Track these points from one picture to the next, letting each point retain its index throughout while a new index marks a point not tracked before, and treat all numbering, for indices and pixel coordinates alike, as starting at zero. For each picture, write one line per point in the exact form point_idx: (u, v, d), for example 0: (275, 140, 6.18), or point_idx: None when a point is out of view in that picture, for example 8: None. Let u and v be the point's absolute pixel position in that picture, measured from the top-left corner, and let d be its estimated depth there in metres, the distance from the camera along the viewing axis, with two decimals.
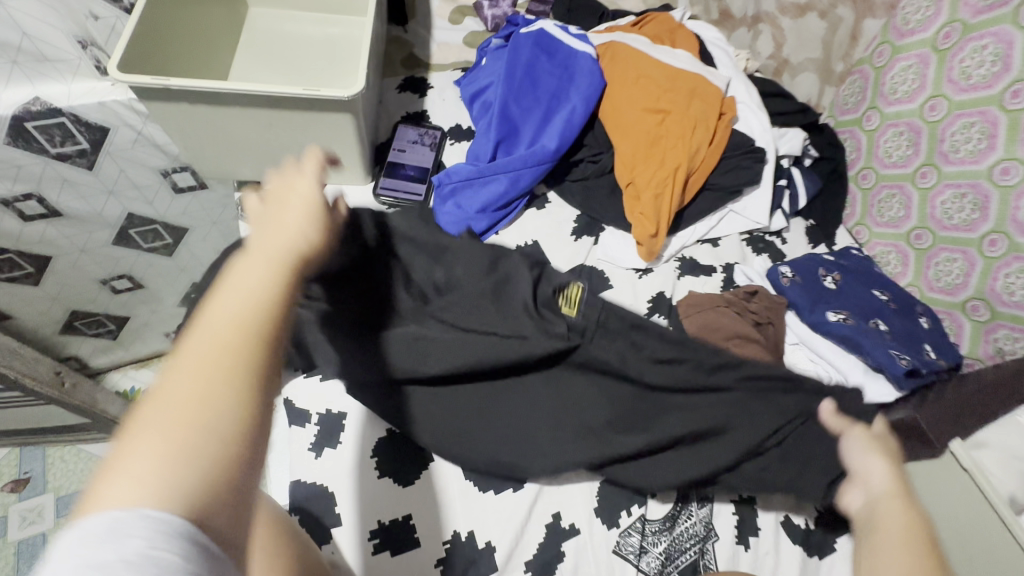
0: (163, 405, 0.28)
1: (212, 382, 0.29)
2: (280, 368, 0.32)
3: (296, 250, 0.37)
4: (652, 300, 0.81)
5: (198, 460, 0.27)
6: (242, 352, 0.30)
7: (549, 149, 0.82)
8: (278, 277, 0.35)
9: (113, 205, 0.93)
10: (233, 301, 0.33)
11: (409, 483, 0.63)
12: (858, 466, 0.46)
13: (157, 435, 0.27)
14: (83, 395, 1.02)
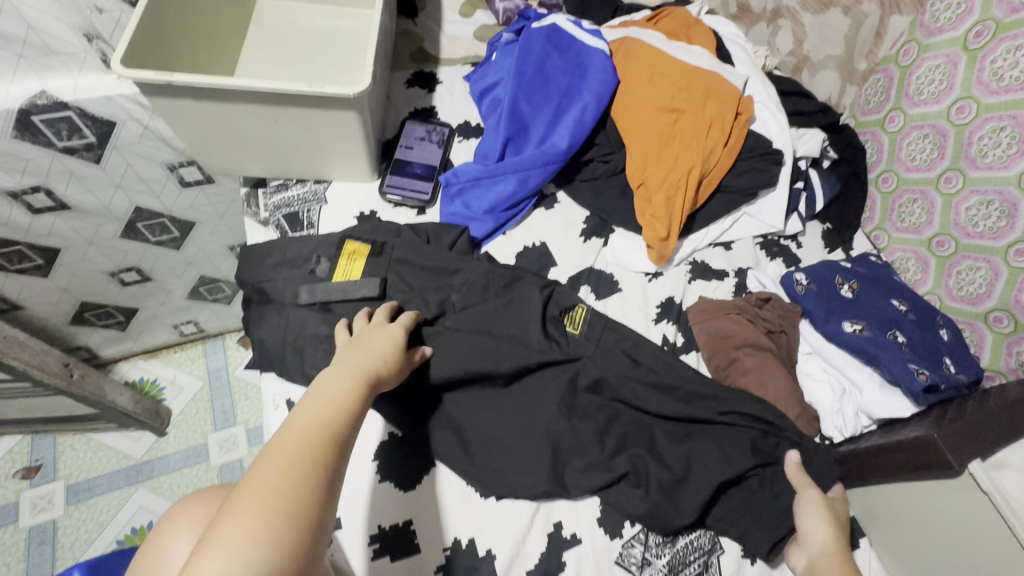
0: (250, 495, 0.40)
1: (287, 482, 0.41)
2: (340, 477, 0.44)
3: (358, 389, 0.51)
4: (661, 305, 0.79)
5: (276, 540, 0.38)
6: (318, 460, 0.43)
7: (559, 148, 0.81)
8: (342, 409, 0.48)
9: (121, 198, 0.93)
10: (317, 420, 0.46)
11: (411, 488, 0.62)
12: (807, 528, 0.58)
13: (249, 517, 0.39)
14: (92, 385, 1.03)
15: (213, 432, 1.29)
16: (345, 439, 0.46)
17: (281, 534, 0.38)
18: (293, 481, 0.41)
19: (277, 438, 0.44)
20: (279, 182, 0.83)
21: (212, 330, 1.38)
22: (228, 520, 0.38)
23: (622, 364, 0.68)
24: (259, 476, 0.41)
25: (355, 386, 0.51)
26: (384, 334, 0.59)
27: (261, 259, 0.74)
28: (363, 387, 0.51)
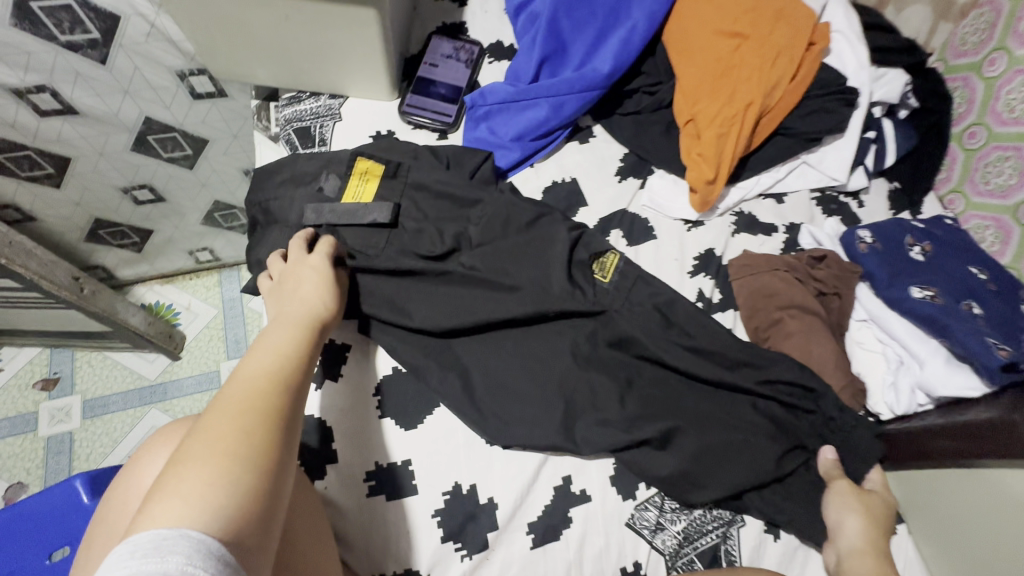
0: (201, 448, 0.38)
1: (241, 431, 0.40)
2: (295, 427, 0.44)
3: (303, 340, 0.50)
4: (698, 258, 0.71)
5: (234, 484, 0.37)
6: (269, 409, 0.42)
7: (600, 72, 0.71)
8: (290, 360, 0.47)
9: (130, 106, 0.88)
10: (264, 373, 0.45)
11: (412, 427, 0.58)
12: (834, 520, 0.54)
13: (201, 468, 0.37)
14: (104, 302, 1.01)
15: (225, 360, 1.29)
16: (296, 389, 0.46)
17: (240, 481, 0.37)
18: (246, 430, 0.40)
19: (224, 395, 0.43)
20: (291, 95, 0.77)
21: (228, 259, 1.35)
22: (176, 473, 0.36)
23: (651, 319, 0.61)
24: (209, 429, 0.40)
25: (300, 339, 0.50)
26: (315, 270, 0.56)
27: (267, 174, 0.69)
28: (306, 338, 0.50)
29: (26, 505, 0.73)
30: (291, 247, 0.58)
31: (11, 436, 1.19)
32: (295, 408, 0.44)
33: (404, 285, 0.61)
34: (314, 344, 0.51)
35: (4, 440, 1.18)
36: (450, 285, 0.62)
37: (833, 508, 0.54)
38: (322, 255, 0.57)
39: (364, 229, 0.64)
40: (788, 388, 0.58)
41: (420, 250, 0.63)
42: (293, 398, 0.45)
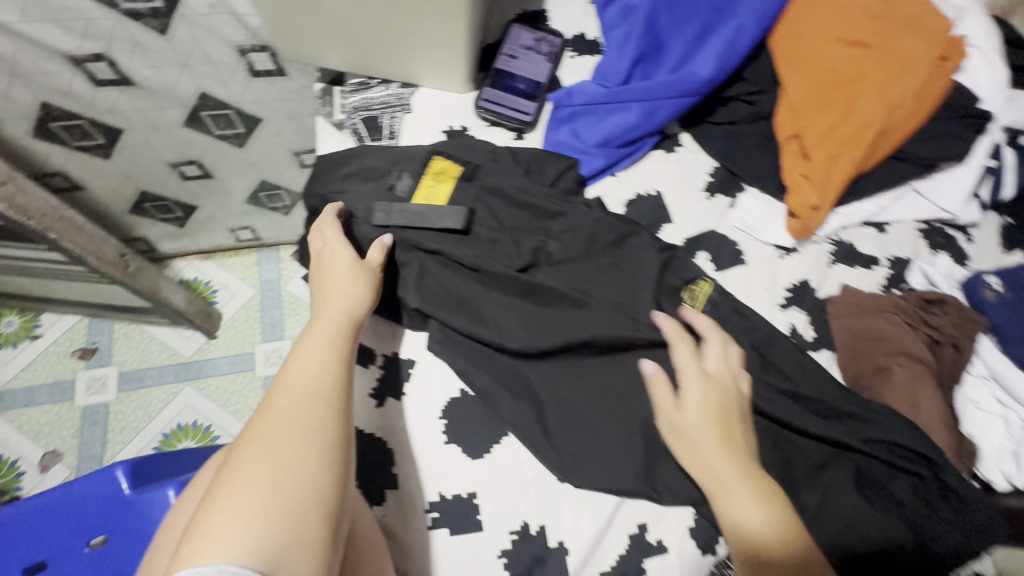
0: (236, 477, 0.39)
1: (273, 456, 0.40)
2: (332, 441, 0.43)
3: (335, 347, 0.49)
4: (791, 289, 0.65)
5: (266, 513, 0.37)
6: (299, 428, 0.42)
7: (700, 78, 0.65)
8: (322, 370, 0.47)
9: (186, 80, 0.84)
10: (296, 388, 0.45)
11: (480, 457, 0.54)
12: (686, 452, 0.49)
13: (237, 501, 0.38)
14: (147, 280, 0.99)
15: (261, 342, 1.27)
16: (329, 399, 0.45)
17: (277, 507, 0.38)
18: (277, 455, 0.40)
19: (259, 416, 0.43)
20: (359, 81, 0.72)
21: (269, 240, 1.32)
22: (214, 505, 0.38)
23: (748, 360, 0.56)
24: (242, 455, 0.40)
25: (334, 344, 0.49)
26: (341, 262, 0.54)
27: (331, 166, 0.64)
28: (339, 343, 0.49)
29: (63, 492, 0.70)
30: (310, 238, 0.58)
31: (49, 403, 1.19)
32: (333, 420, 0.44)
33: (481, 302, 0.57)
34: (349, 348, 0.50)
35: (41, 406, 1.18)
36: (527, 305, 0.57)
37: (680, 454, 0.50)
38: (345, 246, 0.55)
39: (436, 234, 0.59)
40: (898, 450, 0.52)
41: (494, 262, 0.57)
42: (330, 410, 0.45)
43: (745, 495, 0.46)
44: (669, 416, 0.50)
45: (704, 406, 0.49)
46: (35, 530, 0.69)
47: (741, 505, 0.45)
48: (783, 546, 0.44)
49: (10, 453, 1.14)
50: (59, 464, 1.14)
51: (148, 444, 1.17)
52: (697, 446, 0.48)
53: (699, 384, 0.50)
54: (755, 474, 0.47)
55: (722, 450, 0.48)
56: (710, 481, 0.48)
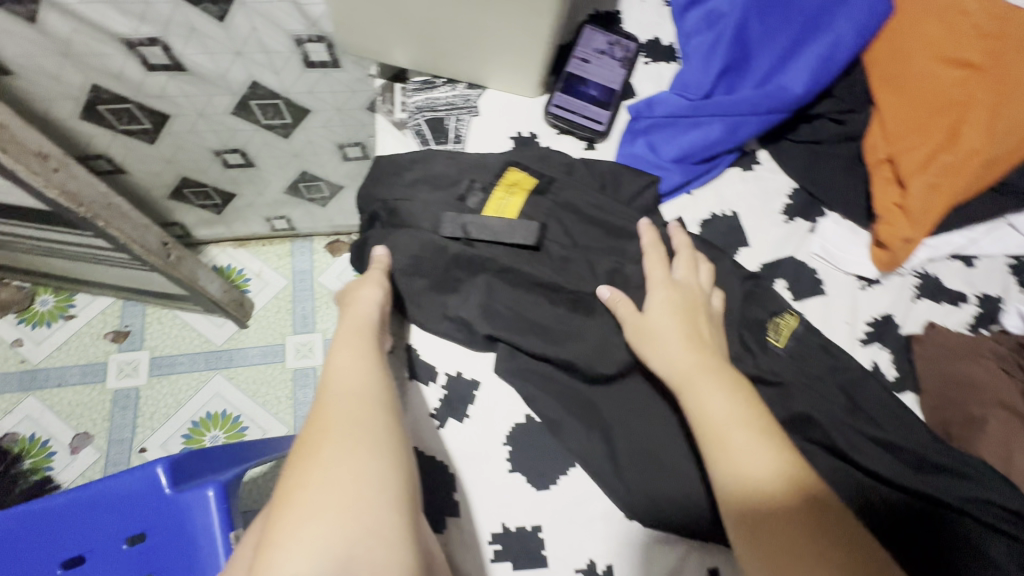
0: (293, 486, 0.40)
1: (323, 460, 0.40)
2: (378, 433, 0.43)
3: (367, 346, 0.49)
4: (872, 324, 0.61)
5: (328, 514, 0.38)
6: (342, 428, 0.42)
7: (792, 94, 0.61)
8: (358, 370, 0.47)
9: (239, 67, 0.81)
10: (334, 392, 0.45)
11: (546, 489, 0.52)
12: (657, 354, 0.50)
13: (295, 511, 0.38)
14: (186, 269, 0.97)
15: (291, 334, 1.25)
16: (368, 396, 0.45)
17: (337, 512, 0.38)
18: (326, 458, 0.40)
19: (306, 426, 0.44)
20: (423, 80, 0.69)
21: (303, 230, 1.31)
22: (278, 518, 0.38)
23: (838, 403, 0.53)
24: (294, 465, 0.41)
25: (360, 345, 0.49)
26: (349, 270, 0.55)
27: (395, 170, 0.61)
28: (368, 341, 0.50)
29: (105, 487, 0.69)
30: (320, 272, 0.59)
31: (80, 384, 1.18)
32: (373, 413, 0.44)
33: (552, 323, 0.54)
34: (377, 343, 0.50)
35: (72, 386, 1.18)
36: (600, 329, 0.54)
37: (648, 355, 0.51)
38: None
39: (507, 249, 0.56)
40: (1000, 511, 0.49)
41: (569, 284, 0.55)
42: (369, 404, 0.45)
43: (715, 386, 0.47)
44: (634, 320, 0.52)
45: (673, 311, 0.51)
46: (76, 524, 0.68)
47: (712, 396, 0.46)
48: (747, 433, 0.45)
49: (41, 432, 1.14)
50: (89, 447, 1.14)
51: (178, 430, 1.17)
52: (663, 344, 0.50)
53: (669, 291, 0.53)
54: (719, 367, 0.48)
55: (689, 349, 0.49)
56: (674, 374, 0.49)
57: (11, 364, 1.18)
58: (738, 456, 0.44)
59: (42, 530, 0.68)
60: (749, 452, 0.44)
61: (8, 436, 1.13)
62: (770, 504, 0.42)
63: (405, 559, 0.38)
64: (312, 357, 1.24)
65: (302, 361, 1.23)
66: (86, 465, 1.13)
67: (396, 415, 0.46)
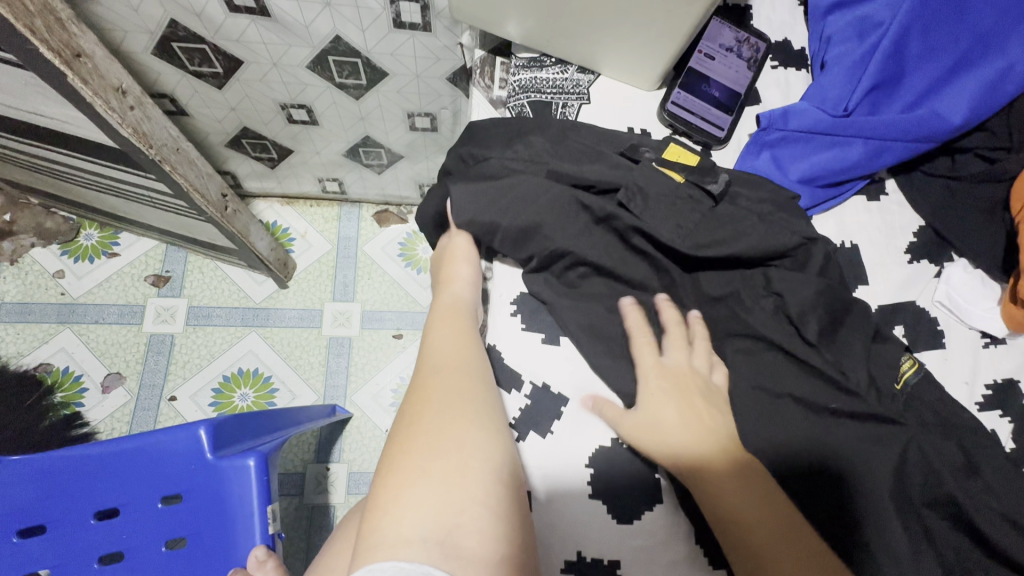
0: (393, 450, 0.38)
1: (425, 425, 0.39)
2: (478, 407, 0.42)
3: (462, 328, 0.49)
4: (992, 386, 0.55)
5: (431, 476, 0.36)
6: (440, 397, 0.42)
7: (948, 123, 0.56)
8: (454, 347, 0.47)
9: (324, 19, 0.70)
10: (433, 366, 0.45)
11: (627, 522, 0.48)
12: (662, 415, 0.48)
13: (397, 475, 0.37)
14: (240, 223, 0.94)
15: (330, 301, 1.18)
16: (465, 370, 0.45)
17: (445, 481, 0.36)
18: (428, 422, 0.39)
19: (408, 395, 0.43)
20: (531, 56, 0.63)
21: (353, 195, 1.22)
22: (379, 481, 0.37)
23: (954, 464, 0.49)
24: (396, 431, 0.40)
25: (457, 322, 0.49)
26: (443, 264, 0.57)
27: (498, 153, 0.56)
28: (460, 325, 0.50)
29: (149, 443, 0.64)
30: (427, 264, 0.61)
31: (117, 324, 1.12)
32: (469, 389, 0.43)
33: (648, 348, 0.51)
34: (469, 327, 0.50)
35: (109, 326, 1.12)
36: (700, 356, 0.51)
37: (660, 415, 0.48)
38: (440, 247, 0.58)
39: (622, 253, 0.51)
40: None
41: None
42: (469, 379, 0.44)
43: (712, 450, 0.46)
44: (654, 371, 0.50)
45: (668, 376, 0.50)
46: (112, 477, 0.63)
47: (713, 459, 0.46)
48: (746, 488, 0.44)
49: (74, 366, 1.09)
50: (120, 388, 1.08)
51: (205, 385, 1.10)
52: (656, 423, 0.48)
53: (699, 360, 0.51)
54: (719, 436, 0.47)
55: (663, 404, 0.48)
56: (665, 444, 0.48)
57: (50, 295, 1.13)
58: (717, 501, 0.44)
59: (68, 481, 0.62)
60: (733, 503, 0.44)
61: (40, 367, 1.08)
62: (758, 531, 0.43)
63: (507, 533, 0.36)
64: (348, 327, 1.16)
65: (337, 330, 1.15)
66: (116, 407, 1.07)
67: (494, 393, 0.45)
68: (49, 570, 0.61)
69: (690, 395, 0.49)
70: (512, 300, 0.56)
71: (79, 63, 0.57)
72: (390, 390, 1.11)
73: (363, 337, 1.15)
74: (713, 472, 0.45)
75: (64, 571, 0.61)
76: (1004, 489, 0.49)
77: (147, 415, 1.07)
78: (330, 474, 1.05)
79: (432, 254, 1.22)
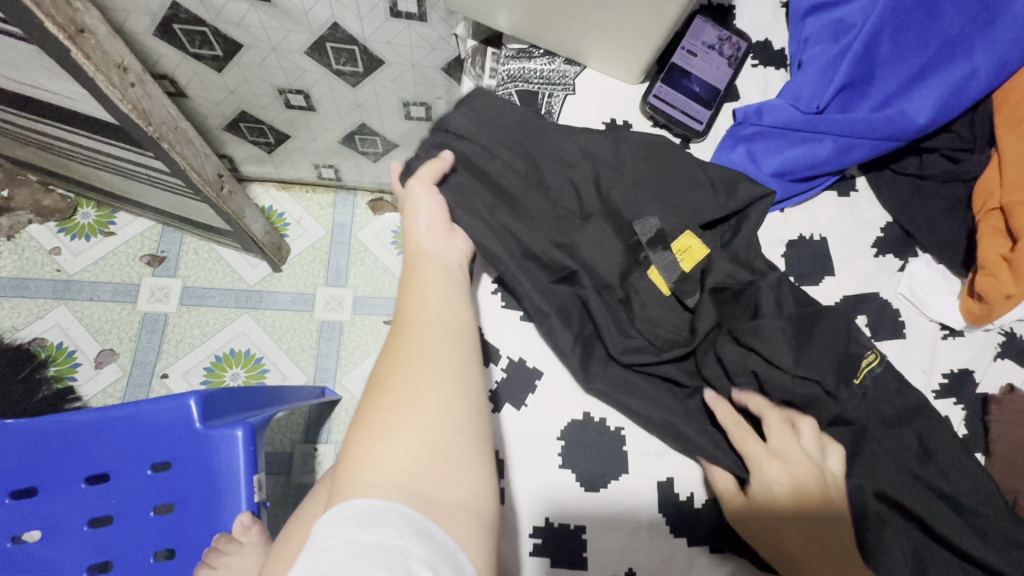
0: (361, 404, 0.38)
1: (390, 379, 0.38)
2: (445, 352, 0.40)
3: (435, 269, 0.46)
4: (948, 375, 0.58)
5: (395, 428, 0.36)
6: (406, 346, 0.40)
7: (914, 123, 0.58)
8: (424, 292, 0.44)
9: (323, 7, 0.72)
10: (402, 314, 0.43)
11: (594, 491, 0.51)
12: (773, 512, 0.47)
13: (363, 428, 0.36)
14: (235, 205, 0.95)
15: (323, 286, 1.20)
16: (433, 315, 0.42)
17: (407, 433, 0.35)
18: (394, 376, 0.38)
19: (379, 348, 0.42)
20: (520, 47, 0.66)
21: (348, 182, 1.24)
22: (347, 435, 0.37)
23: (908, 448, 0.52)
24: (366, 384, 0.39)
25: (434, 265, 0.46)
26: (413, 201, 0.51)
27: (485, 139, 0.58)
28: (433, 265, 0.46)
29: (140, 411, 0.65)
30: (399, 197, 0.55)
31: (112, 302, 1.14)
32: (438, 335, 0.41)
33: (616, 337, 0.54)
34: (443, 267, 0.47)
35: (104, 303, 1.14)
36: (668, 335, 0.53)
37: (773, 517, 0.47)
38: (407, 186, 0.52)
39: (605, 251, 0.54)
40: None
41: None
42: (439, 323, 0.42)
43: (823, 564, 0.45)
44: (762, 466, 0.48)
45: (785, 467, 0.48)
46: (103, 443, 0.65)
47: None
48: None
49: (68, 342, 1.11)
50: (112, 364, 1.10)
51: (197, 364, 1.12)
52: (773, 523, 0.47)
53: (811, 468, 0.48)
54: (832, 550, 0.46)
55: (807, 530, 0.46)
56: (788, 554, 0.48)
57: (46, 271, 1.14)
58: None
59: (59, 447, 0.64)
60: None
61: (34, 341, 1.09)
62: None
63: (473, 478, 0.36)
64: (340, 312, 1.18)
65: (329, 315, 1.17)
66: (108, 382, 1.09)
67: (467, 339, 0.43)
68: (40, 532, 0.63)
69: (802, 499, 0.47)
70: (491, 279, 0.57)
71: (82, 39, 0.59)
72: None
73: (354, 322, 1.18)
74: None
75: (54, 533, 0.63)
76: (952, 470, 0.51)
77: (139, 392, 1.09)
78: (318, 454, 1.07)
79: None
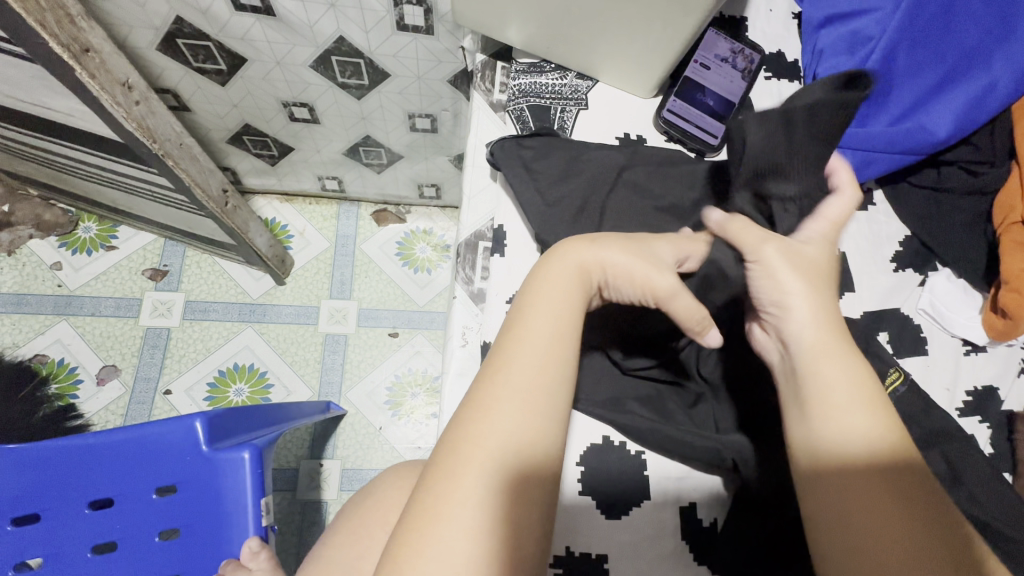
0: (433, 501, 0.34)
1: (473, 485, 0.34)
2: (533, 471, 0.36)
3: (554, 345, 0.40)
4: (972, 393, 0.57)
5: (459, 553, 0.32)
6: (498, 450, 0.35)
7: (933, 137, 0.58)
8: (538, 375, 0.39)
9: (329, 20, 0.71)
10: (499, 394, 0.38)
11: (615, 518, 0.50)
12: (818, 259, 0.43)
13: (426, 539, 0.33)
14: (239, 219, 0.94)
15: (327, 298, 1.18)
16: (536, 413, 0.37)
17: (468, 562, 0.32)
18: (477, 486, 0.34)
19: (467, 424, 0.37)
20: (530, 61, 0.65)
21: (353, 194, 1.23)
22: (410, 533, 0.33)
23: (936, 472, 0.50)
24: (442, 475, 0.35)
25: (544, 305, 0.41)
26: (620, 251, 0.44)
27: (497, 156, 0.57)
28: (560, 343, 0.40)
29: (145, 435, 0.63)
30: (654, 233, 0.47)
31: (114, 317, 1.13)
32: (534, 445, 0.37)
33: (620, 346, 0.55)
34: (568, 345, 0.41)
35: (107, 318, 1.12)
36: None
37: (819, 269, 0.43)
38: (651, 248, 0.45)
39: None
40: None
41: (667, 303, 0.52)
42: (537, 426, 0.37)
43: (842, 366, 0.40)
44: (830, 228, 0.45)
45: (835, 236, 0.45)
46: (106, 469, 0.63)
47: (836, 379, 0.39)
48: (869, 418, 0.38)
49: (69, 358, 1.09)
50: (115, 381, 1.09)
51: (201, 379, 1.11)
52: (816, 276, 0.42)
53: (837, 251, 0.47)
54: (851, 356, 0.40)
55: (836, 347, 0.40)
56: (772, 351, 0.44)
57: (48, 287, 1.13)
58: (851, 459, 0.38)
59: (61, 473, 0.62)
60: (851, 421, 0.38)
61: (35, 358, 1.08)
62: (882, 525, 0.35)
63: None
64: (344, 325, 1.17)
65: (334, 329, 1.16)
66: (111, 399, 1.07)
67: (554, 413, 0.39)
68: (41, 559, 0.61)
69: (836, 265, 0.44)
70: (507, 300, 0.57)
71: (86, 57, 0.58)
72: (384, 389, 1.12)
73: (359, 335, 1.16)
74: (835, 387, 0.39)
75: (57, 561, 0.61)
76: (983, 493, 0.50)
77: (141, 409, 1.08)
78: (324, 471, 1.06)
79: (429, 254, 1.23)
